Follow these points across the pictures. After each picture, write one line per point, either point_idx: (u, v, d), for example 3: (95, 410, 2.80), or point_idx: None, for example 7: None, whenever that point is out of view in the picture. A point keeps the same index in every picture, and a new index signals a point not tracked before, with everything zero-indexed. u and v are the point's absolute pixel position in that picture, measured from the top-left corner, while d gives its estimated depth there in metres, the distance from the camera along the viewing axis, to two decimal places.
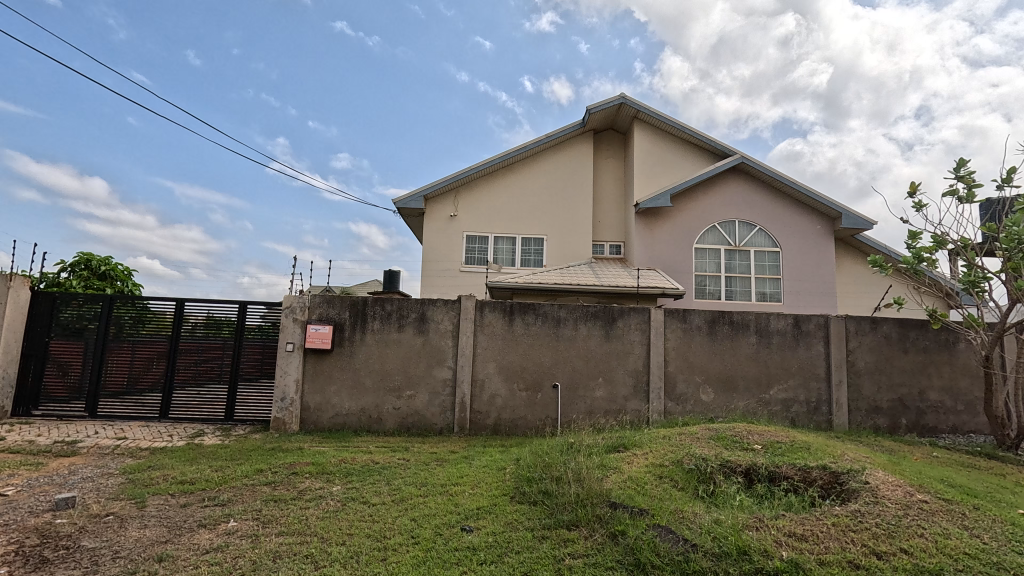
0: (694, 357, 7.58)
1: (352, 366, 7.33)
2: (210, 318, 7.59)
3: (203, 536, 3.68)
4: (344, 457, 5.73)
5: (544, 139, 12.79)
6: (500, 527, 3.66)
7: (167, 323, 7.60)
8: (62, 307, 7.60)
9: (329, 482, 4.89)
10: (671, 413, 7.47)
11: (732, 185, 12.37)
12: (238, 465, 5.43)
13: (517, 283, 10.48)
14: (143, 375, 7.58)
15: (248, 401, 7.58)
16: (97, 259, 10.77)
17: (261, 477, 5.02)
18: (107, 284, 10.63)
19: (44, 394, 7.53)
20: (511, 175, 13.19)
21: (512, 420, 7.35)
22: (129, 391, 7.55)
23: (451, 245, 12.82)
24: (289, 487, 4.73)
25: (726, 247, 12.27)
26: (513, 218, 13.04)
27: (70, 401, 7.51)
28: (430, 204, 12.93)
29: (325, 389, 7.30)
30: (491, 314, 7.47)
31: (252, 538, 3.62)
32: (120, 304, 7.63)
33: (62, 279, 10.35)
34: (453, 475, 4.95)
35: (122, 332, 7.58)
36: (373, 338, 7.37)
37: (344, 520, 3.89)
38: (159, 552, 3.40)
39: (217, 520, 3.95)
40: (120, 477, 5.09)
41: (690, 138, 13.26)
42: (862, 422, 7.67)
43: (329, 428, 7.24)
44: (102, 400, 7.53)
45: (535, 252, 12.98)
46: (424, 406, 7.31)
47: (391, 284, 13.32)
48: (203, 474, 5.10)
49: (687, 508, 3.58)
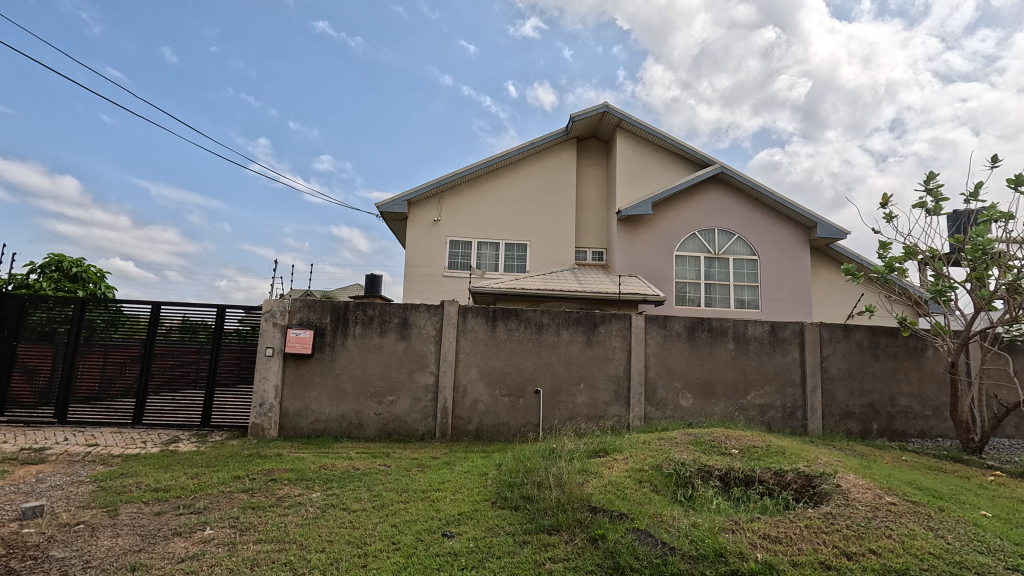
0: (674, 363, 7.70)
1: (333, 371, 7.26)
2: (186, 321, 7.45)
3: (178, 544, 3.61)
4: (324, 463, 5.67)
5: (527, 145, 12.89)
6: (481, 532, 3.67)
7: (140, 326, 7.43)
8: (31, 309, 7.38)
9: (308, 489, 4.84)
10: (651, 418, 7.57)
11: (712, 193, 12.61)
12: (215, 472, 5.33)
13: (500, 289, 10.49)
14: (115, 380, 7.39)
15: (226, 406, 7.47)
16: (69, 261, 10.50)
17: (239, 483, 4.95)
18: (79, 287, 10.36)
19: (10, 399, 7.28)
20: (495, 180, 13.25)
21: (495, 425, 7.36)
22: (99, 397, 7.35)
23: (434, 250, 12.80)
24: (267, 494, 4.67)
25: (705, 255, 12.49)
26: (496, 223, 13.09)
27: (38, 406, 7.30)
28: (413, 208, 12.91)
29: (305, 394, 7.22)
30: (474, 320, 7.48)
31: (229, 546, 3.57)
32: (93, 307, 7.44)
33: (31, 281, 10.06)
34: (435, 481, 4.93)
35: (94, 336, 7.40)
36: (354, 343, 7.31)
37: (324, 527, 3.87)
38: (133, 561, 3.34)
39: (193, 528, 3.88)
40: (92, 485, 4.96)
41: (671, 147, 13.51)
42: (835, 426, 7.87)
43: (309, 434, 7.15)
44: (73, 405, 7.33)
45: (519, 258, 13.04)
46: (405, 411, 7.28)
47: (372, 288, 13.22)
48: (178, 481, 5.00)
49: (666, 512, 3.64)
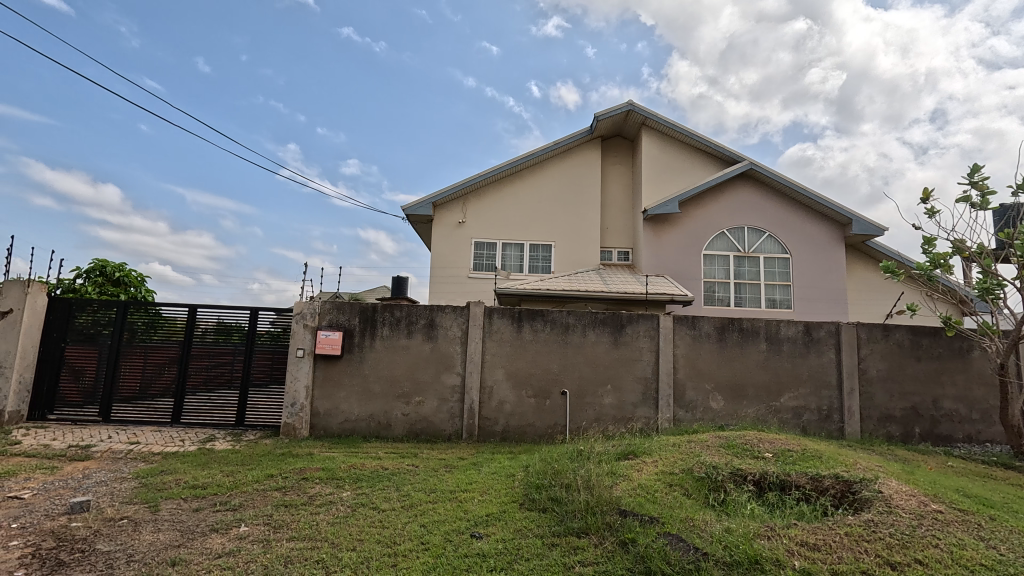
0: (704, 364, 7.55)
1: (361, 372, 7.37)
2: (221, 324, 7.68)
3: (215, 540, 3.72)
4: (354, 463, 5.75)
5: (552, 145, 12.86)
6: (509, 534, 3.66)
7: (178, 328, 7.69)
8: (77, 312, 7.72)
9: (339, 487, 4.92)
10: (680, 420, 7.44)
11: (740, 190, 12.33)
12: (249, 470, 5.47)
13: (524, 289, 10.48)
14: (155, 380, 7.67)
15: (259, 406, 7.66)
16: (112, 265, 10.96)
17: (272, 482, 5.06)
18: (121, 291, 10.80)
19: (59, 399, 7.63)
20: (519, 181, 13.24)
21: (521, 426, 7.34)
22: (140, 396, 7.65)
23: (459, 251, 12.88)
24: (299, 492, 4.77)
25: (735, 254, 12.21)
26: (521, 224, 13.09)
27: (84, 405, 7.62)
28: (438, 210, 13.03)
29: (334, 394, 7.34)
30: (500, 321, 7.48)
31: (264, 543, 3.65)
32: (134, 309, 7.74)
33: (78, 285, 10.54)
34: (463, 482, 4.94)
35: (135, 337, 7.69)
36: (382, 344, 7.41)
37: (355, 526, 3.92)
38: (173, 556, 3.44)
39: (229, 524, 3.99)
40: (134, 481, 5.15)
41: (697, 145, 13.27)
42: (875, 430, 7.58)
43: (339, 434, 7.28)
44: (116, 405, 7.64)
45: (543, 259, 13.01)
46: (432, 412, 7.33)
47: (398, 291, 13.37)
48: (215, 479, 5.15)
49: (698, 517, 3.57)
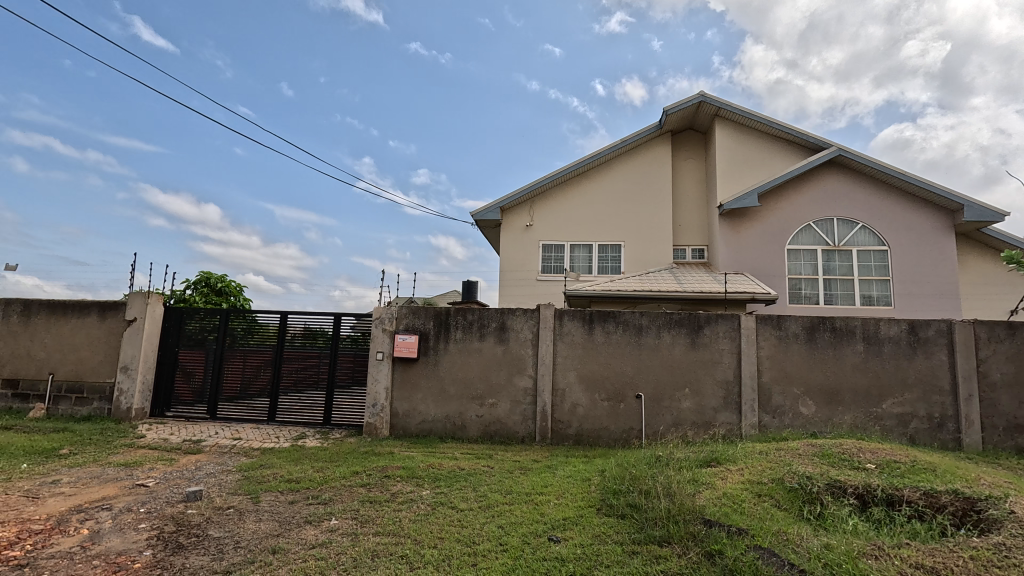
0: (792, 367, 7.05)
1: (437, 374, 7.59)
2: (308, 329, 8.23)
3: (309, 531, 3.98)
4: (432, 462, 5.93)
5: (619, 144, 12.61)
6: (587, 539, 3.61)
7: (271, 333, 8.33)
8: (188, 320, 8.58)
9: (419, 486, 5.10)
10: (767, 427, 7.00)
11: (828, 179, 11.42)
12: (337, 466, 5.80)
13: (594, 291, 10.33)
14: (253, 381, 8.35)
15: (344, 406, 8.11)
16: (215, 277, 12.10)
17: (358, 478, 5.34)
18: (223, 300, 11.88)
19: (174, 398, 8.51)
20: (586, 182, 13.09)
21: (595, 430, 7.23)
22: (241, 395, 8.36)
23: (527, 254, 12.95)
24: (383, 489, 4.99)
25: (823, 248, 11.32)
26: (589, 225, 12.94)
27: (195, 404, 8.44)
28: (506, 215, 13.18)
29: (412, 396, 7.62)
30: (571, 323, 7.42)
31: (352, 536, 3.85)
32: (234, 316, 8.48)
33: (188, 295, 11.73)
34: (538, 484, 4.94)
35: (236, 342, 8.42)
36: (456, 347, 7.60)
37: (435, 524, 4.03)
38: (273, 545, 3.72)
39: (321, 517, 4.25)
40: (238, 473, 5.64)
41: (777, 133, 12.47)
42: (1000, 442, 6.71)
43: (417, 434, 7.54)
44: (221, 403, 8.40)
45: (613, 260, 12.77)
46: (506, 414, 7.41)
47: (469, 295, 13.66)
48: (307, 473, 5.52)
49: (792, 530, 3.33)
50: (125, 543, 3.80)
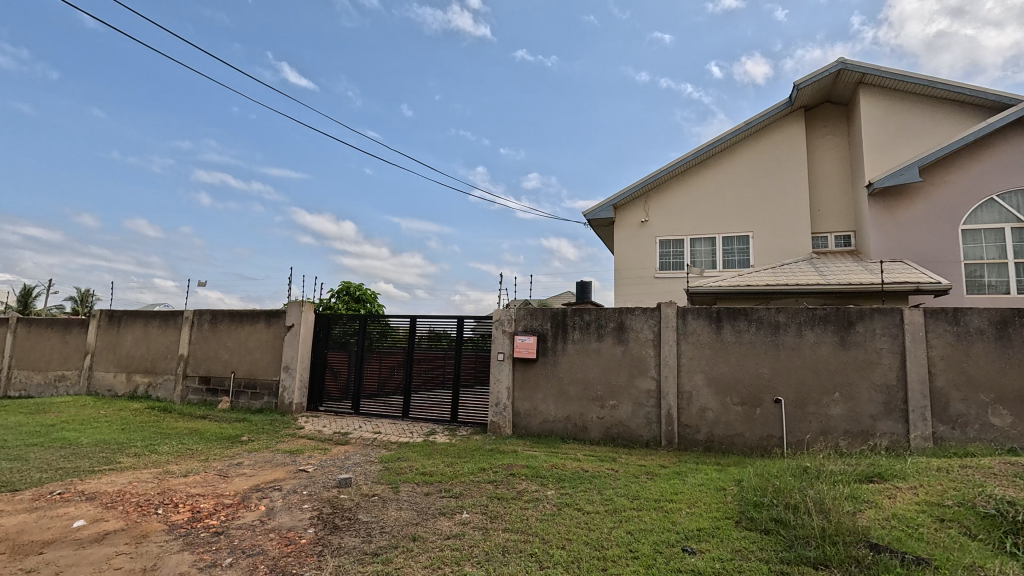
0: (976, 370, 5.92)
1: (556, 375, 7.63)
2: (434, 331, 8.77)
3: (444, 522, 4.21)
4: (555, 463, 5.96)
5: (742, 127, 11.66)
6: (727, 553, 3.35)
7: (403, 336, 9.02)
8: (334, 325, 9.63)
9: (544, 486, 5.15)
10: (944, 439, 5.95)
11: (1017, 142, 9.44)
12: (465, 462, 6.09)
13: (719, 287, 9.64)
14: (389, 380, 9.12)
15: (469, 405, 8.49)
16: (354, 286, 13.45)
17: (485, 475, 5.55)
18: (361, 306, 13.15)
19: (325, 394, 9.60)
20: (705, 171, 12.29)
21: (727, 436, 6.73)
22: (379, 393, 9.16)
23: (643, 251, 12.51)
24: (509, 487, 5.13)
25: (1014, 226, 9.37)
26: (710, 217, 12.12)
27: (342, 400, 9.43)
28: (620, 212, 12.87)
29: (532, 396, 7.74)
30: (696, 322, 6.99)
31: (483, 530, 4.00)
32: (371, 321, 9.33)
33: (333, 303, 13.18)
34: (667, 491, 4.72)
35: (373, 344, 9.26)
36: (574, 347, 7.57)
37: (562, 525, 4.04)
38: (413, 533, 4.00)
39: (453, 510, 4.48)
40: (380, 464, 6.18)
41: (943, 94, 10.60)
42: None
43: (539, 433, 7.64)
44: (363, 400, 9.29)
45: (740, 252, 11.82)
46: (628, 416, 7.20)
47: (584, 295, 13.56)
48: (439, 468, 5.86)
49: (991, 566, 2.77)
50: (293, 521, 4.35)
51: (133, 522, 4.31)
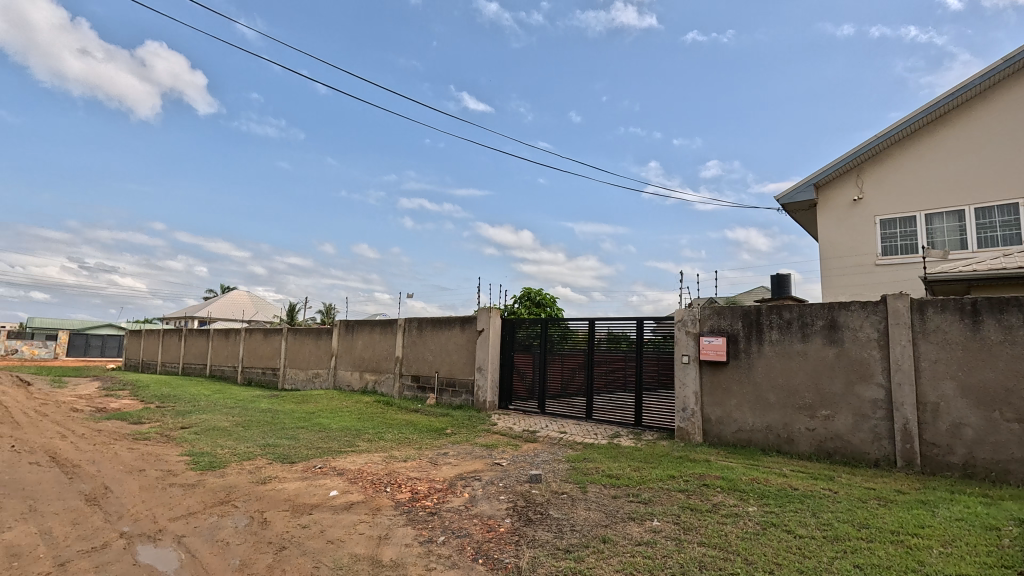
0: None
1: (752, 379, 6.91)
2: (611, 334, 8.77)
3: (634, 528, 4.14)
4: (756, 477, 5.39)
5: (998, 65, 9.08)
6: None
7: (582, 338, 9.18)
8: (518, 329, 10.28)
9: (743, 500, 4.70)
10: None
11: None
12: (653, 468, 5.90)
13: (973, 272, 7.64)
14: (571, 382, 9.34)
15: (654, 409, 8.21)
16: (535, 291, 14.13)
17: (675, 483, 5.30)
18: (542, 310, 13.75)
19: (514, 393, 10.25)
20: (944, 129, 9.88)
21: (999, 462, 5.27)
22: (562, 394, 9.45)
23: (858, 235, 10.59)
24: (703, 498, 4.80)
25: None
26: (955, 185, 9.68)
27: (528, 399, 9.97)
28: (823, 192, 11.13)
29: (724, 402, 7.14)
30: (940, 317, 5.65)
31: (676, 541, 3.82)
32: (552, 324, 9.70)
33: (517, 308, 14.06)
34: (908, 522, 3.90)
35: (554, 347, 9.60)
36: (772, 349, 6.76)
37: (768, 546, 3.64)
38: (603, 534, 4.02)
39: (643, 516, 4.38)
40: (567, 464, 6.36)
41: None
42: None
43: (734, 443, 7.00)
44: (548, 400, 9.67)
45: (1005, 226, 9.19)
46: (848, 430, 6.15)
47: (782, 290, 12.03)
48: (625, 471, 5.79)
49: None
50: (492, 509, 4.75)
51: (370, 496, 5.20)
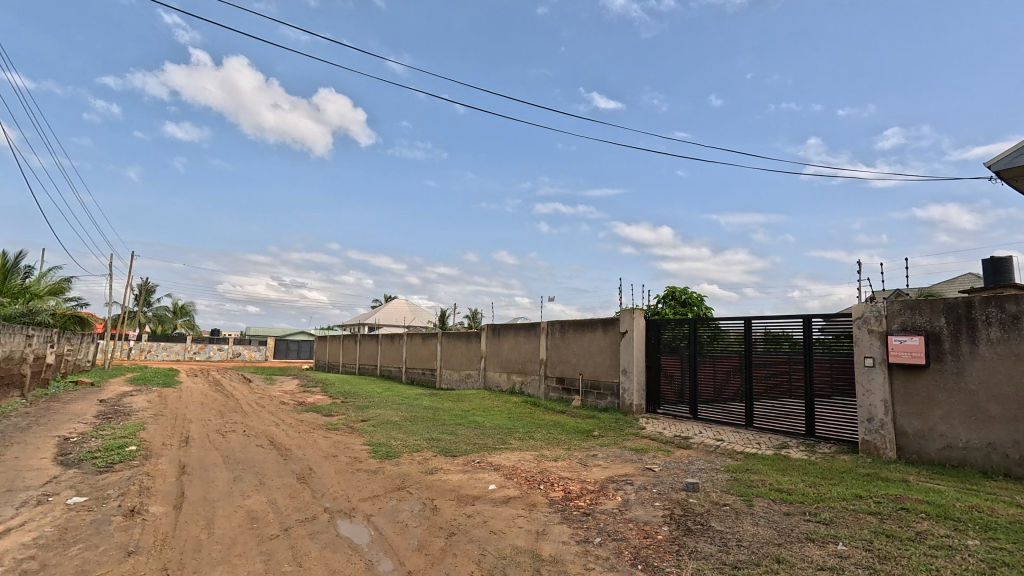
0: None
1: (964, 387, 5.74)
2: (770, 334, 8.05)
3: (814, 550, 3.71)
4: (976, 504, 4.45)
5: None
6: None
7: (737, 339, 8.51)
8: (664, 330, 9.89)
9: (959, 531, 3.92)
10: None
11: None
12: (833, 485, 5.21)
13: None
14: (726, 386, 8.69)
15: (829, 418, 7.25)
16: (680, 290, 13.45)
17: (864, 503, 4.62)
18: (688, 310, 13.03)
19: (662, 397, 9.85)
20: None
21: None
22: (717, 399, 8.83)
23: None
24: (902, 524, 4.12)
25: None
26: None
27: (678, 403, 9.50)
28: None
29: (926, 412, 6.01)
30: None
31: (871, 571, 3.34)
32: (701, 325, 9.16)
33: (660, 308, 13.52)
34: None
35: (705, 348, 9.04)
36: (992, 350, 5.54)
37: None
38: (776, 553, 3.68)
39: (825, 538, 3.90)
40: (727, 474, 5.93)
41: None
42: None
43: (942, 462, 5.87)
44: (701, 405, 9.11)
45: None
46: None
47: (1000, 276, 9.78)
48: (798, 486, 5.21)
49: None
50: (648, 515, 4.64)
51: (525, 492, 5.43)
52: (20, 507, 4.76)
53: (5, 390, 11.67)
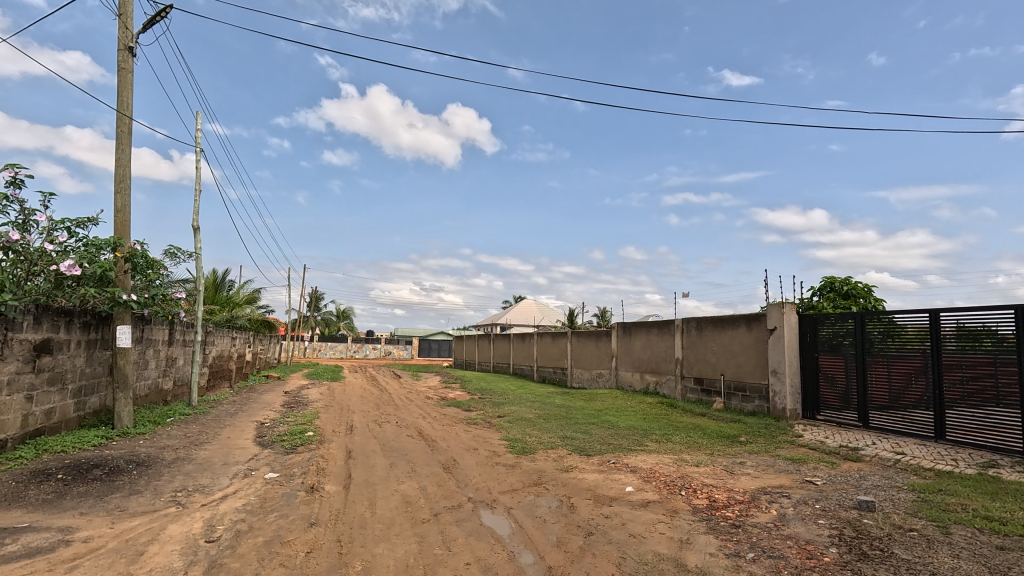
0: None
1: None
2: (963, 329, 6.73)
3: None
4: None
5: None
6: None
7: (919, 336, 7.23)
8: (821, 326, 8.78)
9: None
10: None
11: None
12: None
13: None
14: (906, 391, 7.42)
15: None
16: (840, 280, 11.82)
17: None
18: (852, 302, 11.39)
19: (822, 402, 8.74)
20: None
21: None
22: (894, 406, 7.58)
23: None
24: None
25: None
26: None
27: (843, 409, 8.35)
28: None
29: None
30: None
31: None
32: (870, 320, 7.96)
33: (816, 301, 12.03)
34: None
35: (876, 347, 7.84)
36: None
37: None
38: None
39: None
40: (912, 493, 5.05)
41: None
42: None
43: None
44: (873, 412, 7.90)
45: None
46: None
47: None
48: (1016, 516, 4.24)
49: None
50: (810, 533, 4.14)
51: (666, 497, 5.19)
52: (233, 478, 5.82)
53: (219, 382, 14.37)
